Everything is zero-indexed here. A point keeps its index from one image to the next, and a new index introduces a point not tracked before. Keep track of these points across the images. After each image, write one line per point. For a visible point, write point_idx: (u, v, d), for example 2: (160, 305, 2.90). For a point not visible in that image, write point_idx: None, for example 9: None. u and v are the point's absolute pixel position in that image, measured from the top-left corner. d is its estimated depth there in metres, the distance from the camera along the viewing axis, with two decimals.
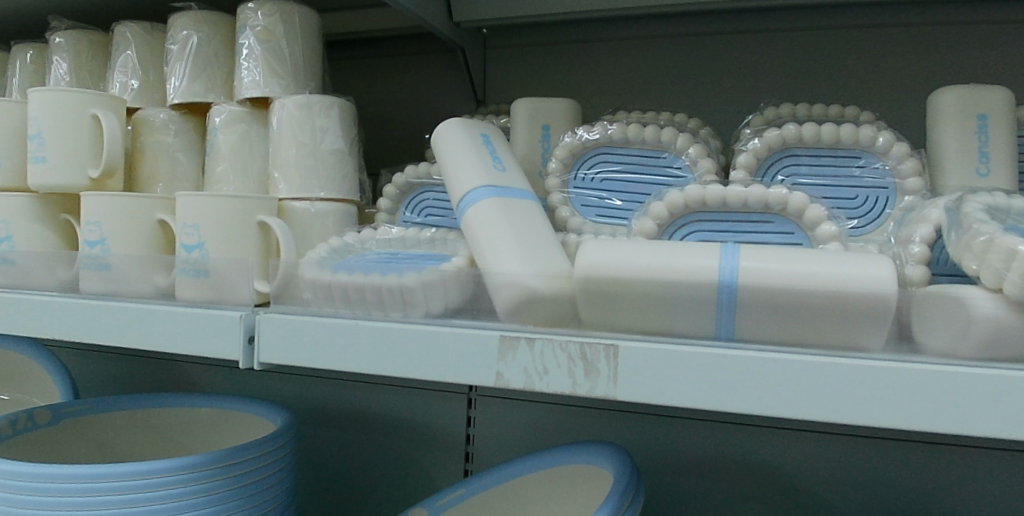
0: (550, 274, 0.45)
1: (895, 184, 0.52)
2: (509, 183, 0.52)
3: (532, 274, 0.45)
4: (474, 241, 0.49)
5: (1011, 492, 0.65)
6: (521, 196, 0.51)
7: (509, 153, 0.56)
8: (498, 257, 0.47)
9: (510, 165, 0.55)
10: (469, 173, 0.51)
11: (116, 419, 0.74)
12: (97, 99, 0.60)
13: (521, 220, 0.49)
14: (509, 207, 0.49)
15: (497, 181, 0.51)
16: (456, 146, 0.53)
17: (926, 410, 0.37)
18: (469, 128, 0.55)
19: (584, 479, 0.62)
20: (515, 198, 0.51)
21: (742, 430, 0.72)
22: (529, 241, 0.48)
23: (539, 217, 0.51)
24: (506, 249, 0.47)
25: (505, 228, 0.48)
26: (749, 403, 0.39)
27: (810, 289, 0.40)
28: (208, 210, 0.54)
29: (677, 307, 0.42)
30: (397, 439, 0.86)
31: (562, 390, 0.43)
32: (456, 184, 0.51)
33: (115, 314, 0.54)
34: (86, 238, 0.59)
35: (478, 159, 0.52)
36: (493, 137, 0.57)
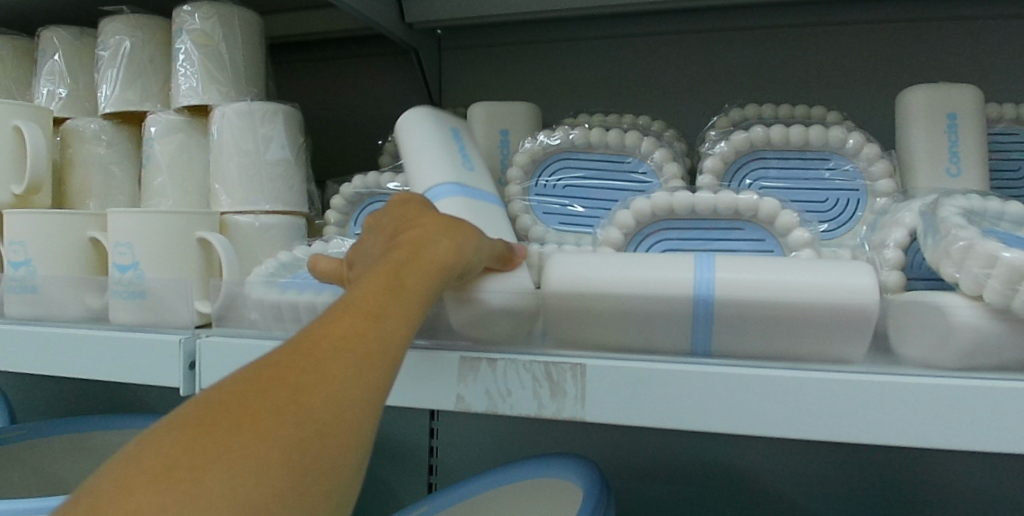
0: (511, 290, 0.42)
1: (866, 186, 0.51)
2: (477, 186, 0.48)
3: (493, 291, 0.42)
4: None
5: (977, 488, 0.65)
6: (485, 197, 0.48)
7: (473, 150, 0.52)
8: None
9: (475, 162, 0.50)
10: (434, 167, 0.47)
11: (53, 446, 0.69)
12: (19, 109, 0.54)
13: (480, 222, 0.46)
14: (468, 208, 0.46)
15: (466, 182, 0.47)
16: (423, 135, 0.49)
17: (913, 425, 0.35)
18: (435, 119, 0.51)
19: (555, 493, 0.59)
20: (479, 199, 0.47)
21: (708, 436, 0.69)
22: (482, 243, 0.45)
23: (502, 222, 0.48)
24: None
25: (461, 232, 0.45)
26: (725, 422, 0.37)
27: (788, 303, 0.38)
28: (142, 228, 0.49)
29: (651, 323, 0.40)
30: None
31: (528, 412, 0.40)
32: (417, 178, 0.48)
33: (46, 343, 0.49)
34: (10, 259, 0.53)
35: (443, 154, 0.48)
36: (461, 130, 0.52)
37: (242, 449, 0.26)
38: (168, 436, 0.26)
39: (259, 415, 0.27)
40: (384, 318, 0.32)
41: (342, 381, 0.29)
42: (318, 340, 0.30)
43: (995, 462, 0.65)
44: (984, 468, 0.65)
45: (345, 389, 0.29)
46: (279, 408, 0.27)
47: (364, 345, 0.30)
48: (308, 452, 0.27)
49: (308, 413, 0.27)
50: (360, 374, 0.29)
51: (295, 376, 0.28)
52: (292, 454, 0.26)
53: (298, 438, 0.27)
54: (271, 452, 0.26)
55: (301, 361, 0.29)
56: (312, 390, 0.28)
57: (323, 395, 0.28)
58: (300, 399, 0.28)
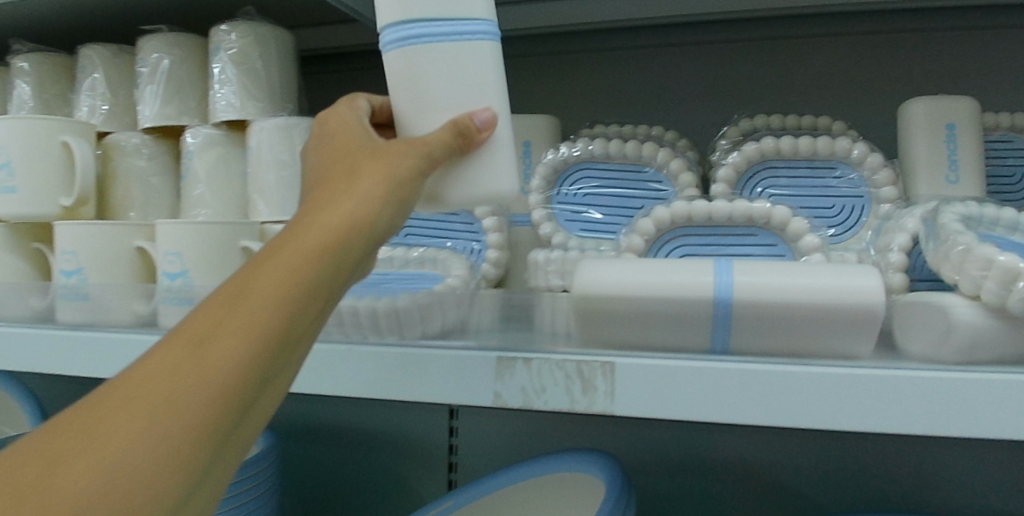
0: (476, 185, 0.40)
1: (870, 193, 0.54)
2: (453, 6, 0.37)
3: (460, 187, 0.40)
4: (396, 88, 0.39)
5: (984, 484, 0.68)
6: (467, 22, 0.37)
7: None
8: (426, 119, 0.39)
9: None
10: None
11: None
12: (67, 126, 0.57)
13: (457, 77, 0.38)
14: (440, 59, 0.38)
15: (435, 11, 0.37)
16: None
17: (919, 417, 0.38)
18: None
19: (580, 488, 0.62)
20: (453, 33, 0.37)
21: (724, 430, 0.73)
22: (457, 109, 0.38)
23: (483, 66, 0.38)
24: (429, 110, 0.39)
25: (437, 93, 0.38)
26: (744, 416, 0.41)
27: (801, 304, 0.41)
28: (191, 237, 0.52)
29: (674, 324, 0.43)
30: (382, 455, 0.86)
31: (560, 408, 0.43)
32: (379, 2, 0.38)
33: (101, 348, 0.52)
34: (62, 268, 0.56)
35: None
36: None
37: (44, 484, 0.25)
38: (55, 425, 0.27)
39: (67, 446, 0.26)
40: (226, 325, 0.29)
41: (162, 402, 0.27)
42: (154, 357, 0.28)
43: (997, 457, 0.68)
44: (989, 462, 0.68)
45: (165, 411, 0.27)
46: (90, 436, 0.26)
47: (194, 359, 0.28)
48: (113, 481, 0.26)
49: (115, 441, 0.26)
50: (179, 394, 0.28)
51: (116, 401, 0.27)
52: (92, 486, 0.25)
53: (100, 469, 0.26)
54: (74, 481, 0.25)
55: (128, 385, 0.28)
56: (127, 418, 0.27)
57: (138, 421, 0.27)
58: (112, 427, 0.27)
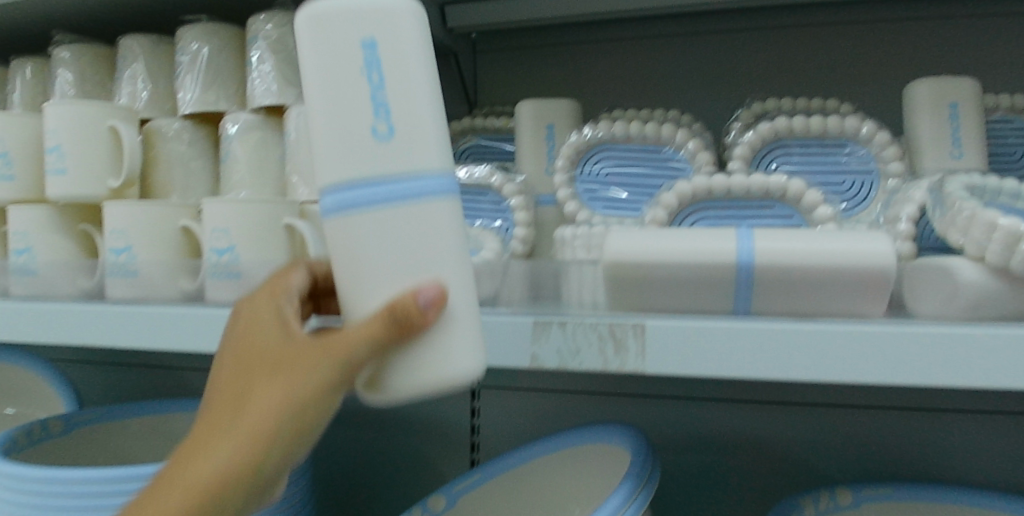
0: (425, 370, 0.36)
1: (878, 169, 0.57)
2: (408, 160, 0.35)
3: (410, 372, 0.36)
4: (338, 261, 0.37)
5: (981, 453, 0.73)
6: (421, 178, 0.35)
7: (422, 58, 0.36)
8: (373, 290, 0.36)
9: (408, 101, 0.35)
10: (333, 164, 0.35)
11: (130, 426, 0.81)
12: (114, 111, 0.60)
13: (409, 244, 0.35)
14: (390, 225, 0.35)
15: (390, 170, 0.35)
16: (327, 89, 0.35)
17: (932, 368, 0.42)
18: (343, 46, 0.35)
19: (601, 456, 0.66)
20: (396, 196, 0.35)
21: (745, 406, 0.78)
22: (407, 280, 0.36)
23: (435, 230, 0.36)
24: (372, 287, 0.36)
25: (384, 262, 0.35)
26: (768, 371, 0.44)
27: (820, 267, 0.45)
28: (238, 215, 0.55)
29: (700, 288, 0.47)
30: (407, 435, 0.89)
31: (594, 368, 0.46)
32: (324, 160, 0.36)
33: (154, 320, 0.55)
34: (111, 245, 0.58)
35: (343, 122, 0.35)
36: (398, 26, 0.35)
37: None
38: None
39: None
40: (182, 489, 0.38)
41: None
42: (150, 497, 0.39)
43: (998, 429, 0.73)
44: (990, 434, 0.73)
45: None
46: None
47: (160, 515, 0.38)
48: None
49: None
50: None
51: None
52: None
53: None
54: None
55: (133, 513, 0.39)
56: None
57: None
58: None
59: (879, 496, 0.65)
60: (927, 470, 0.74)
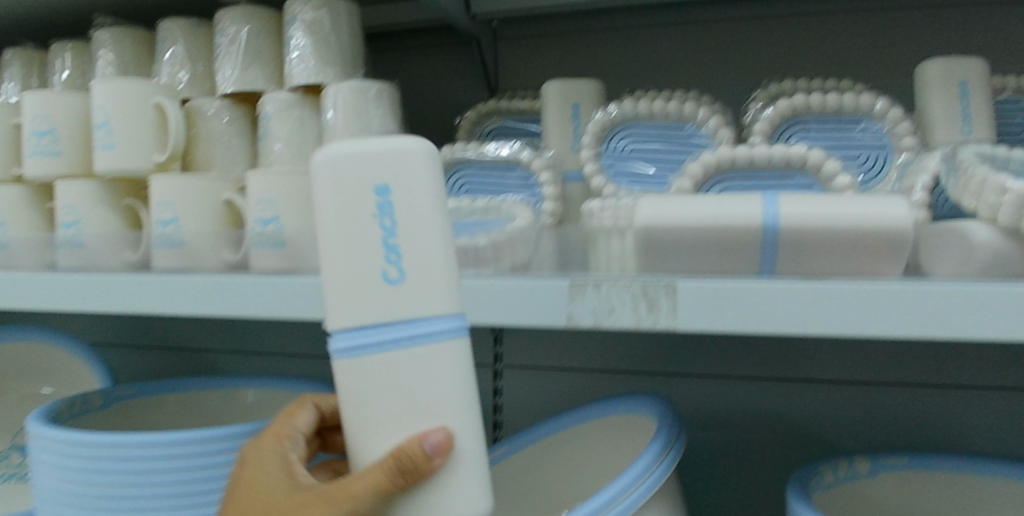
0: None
1: (892, 144, 0.60)
2: (417, 304, 0.36)
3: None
4: (345, 404, 0.37)
5: (991, 428, 0.76)
6: (430, 323, 0.36)
7: (433, 194, 0.37)
8: (382, 439, 0.37)
9: (420, 241, 0.36)
10: (344, 306, 0.36)
11: (164, 403, 0.84)
12: (157, 89, 0.63)
13: (417, 389, 0.36)
14: (397, 369, 0.35)
15: (400, 316, 0.35)
16: (340, 231, 0.35)
17: (954, 321, 0.44)
18: (356, 188, 0.35)
19: (626, 427, 0.68)
20: (410, 339, 0.35)
21: (767, 388, 0.81)
22: (415, 426, 0.36)
23: (447, 371, 0.36)
24: (383, 433, 0.36)
25: (392, 409, 0.36)
26: (796, 327, 0.46)
27: (841, 229, 0.47)
28: (284, 187, 0.58)
29: (728, 250, 0.49)
30: None
31: (628, 326, 0.48)
32: (335, 305, 0.36)
33: (198, 287, 0.57)
34: (159, 217, 0.61)
35: (357, 263, 0.35)
36: (410, 166, 0.36)
37: None
38: None
39: None
40: None
41: None
42: None
43: (1008, 406, 0.76)
44: (999, 410, 0.76)
45: None
46: None
47: None
48: None
49: None
50: None
51: None
52: None
53: None
54: None
55: None
56: None
57: None
58: None
59: (897, 465, 0.67)
60: (938, 442, 0.77)
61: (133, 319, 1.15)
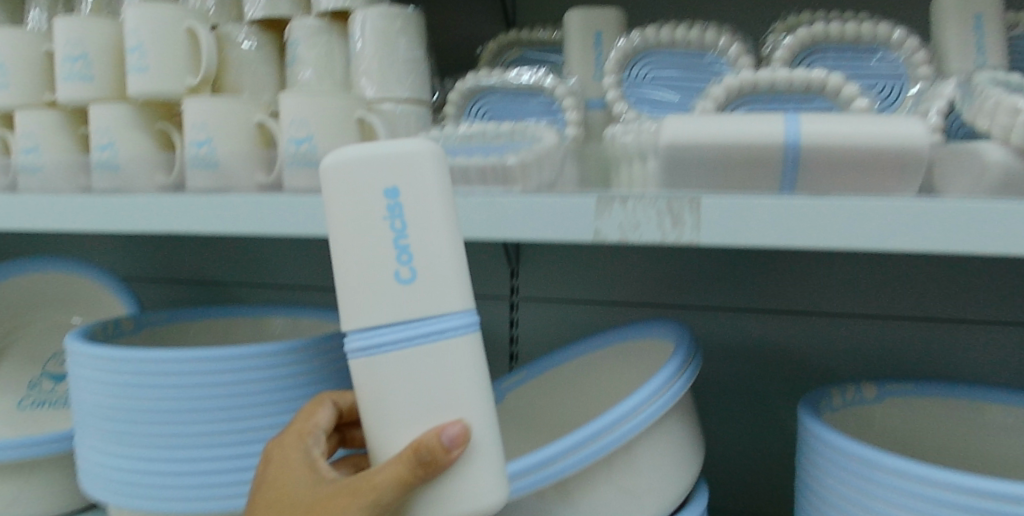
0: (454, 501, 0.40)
1: (907, 74, 0.61)
2: (429, 303, 0.39)
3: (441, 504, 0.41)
4: (366, 403, 0.41)
5: (992, 359, 0.79)
6: (443, 321, 0.39)
7: (440, 198, 0.39)
8: (402, 431, 0.40)
9: (428, 240, 0.39)
10: (361, 305, 0.39)
11: (191, 329, 0.87)
12: (188, 14, 0.64)
13: (434, 383, 0.39)
14: (414, 364, 0.39)
15: (416, 313, 0.39)
16: (353, 233, 0.39)
17: (971, 235, 0.45)
18: (368, 194, 0.38)
19: (641, 350, 0.71)
20: (425, 337, 0.39)
21: (771, 319, 0.85)
22: (433, 420, 0.40)
23: (460, 367, 0.40)
24: (404, 426, 0.40)
25: (412, 405, 0.40)
26: (814, 240, 0.48)
27: (860, 146, 0.49)
28: (315, 107, 0.59)
29: (751, 167, 0.51)
30: None
31: (653, 240, 0.50)
32: (352, 303, 0.39)
33: (233, 206, 0.59)
34: (192, 139, 0.62)
35: (369, 264, 0.39)
36: (417, 172, 0.39)
37: None
38: None
39: None
40: None
41: None
42: None
43: (1009, 337, 0.78)
44: (1000, 342, 0.78)
45: None
46: None
47: None
48: None
49: None
50: None
51: None
52: None
53: None
54: None
55: None
56: None
57: None
58: None
59: (902, 391, 0.70)
60: (939, 370, 0.80)
61: (155, 253, 1.19)
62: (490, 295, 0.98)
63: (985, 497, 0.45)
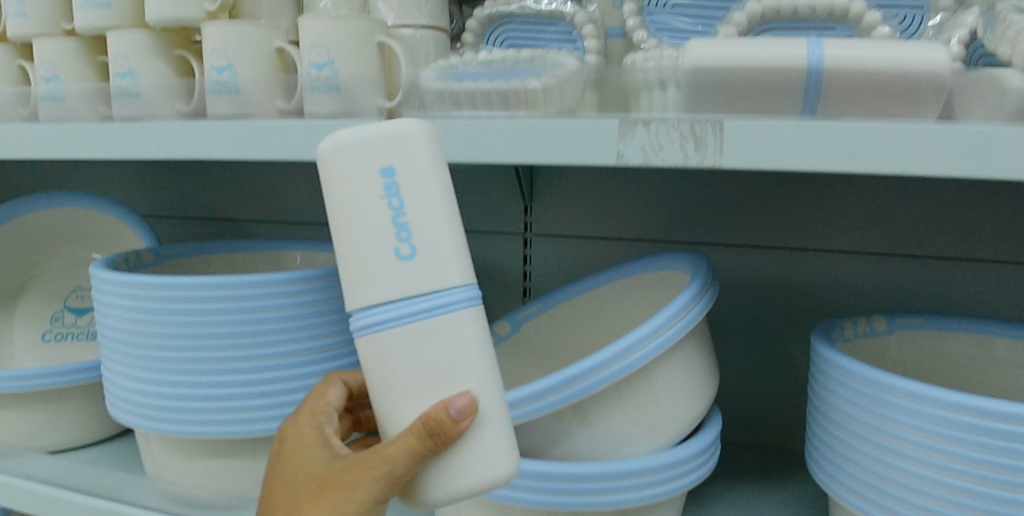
0: (468, 475, 0.41)
1: (931, 4, 0.63)
2: (430, 279, 0.40)
3: (455, 478, 0.41)
4: (375, 378, 0.41)
5: (1000, 298, 0.79)
6: (444, 295, 0.40)
7: (437, 177, 0.41)
8: (409, 405, 0.41)
9: (426, 219, 0.40)
10: (364, 285, 0.40)
11: (212, 262, 0.88)
12: None
13: (440, 356, 0.40)
14: (420, 339, 0.40)
15: (419, 288, 0.40)
16: (354, 215, 0.40)
17: (998, 158, 0.45)
18: (366, 175, 0.40)
19: (655, 281, 0.72)
20: (427, 312, 0.40)
21: (782, 255, 0.86)
22: (442, 393, 0.41)
23: (463, 342, 0.40)
24: (412, 400, 0.41)
25: (419, 379, 0.40)
26: (841, 162, 0.47)
27: (883, 69, 0.49)
28: (336, 31, 0.59)
29: (774, 93, 0.51)
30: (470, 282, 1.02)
31: (675, 163, 0.51)
32: (355, 285, 0.40)
33: (254, 131, 0.60)
34: (212, 64, 0.63)
35: (370, 245, 0.40)
36: (412, 150, 0.40)
37: None
38: None
39: None
40: None
41: None
42: None
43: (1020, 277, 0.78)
44: (1011, 282, 0.79)
45: None
46: None
47: None
48: None
49: None
50: None
51: None
52: None
53: None
54: None
55: None
56: None
57: None
58: None
59: (912, 324, 0.71)
60: (947, 306, 0.82)
61: (169, 191, 1.21)
62: (503, 232, 0.99)
63: (986, 416, 0.47)
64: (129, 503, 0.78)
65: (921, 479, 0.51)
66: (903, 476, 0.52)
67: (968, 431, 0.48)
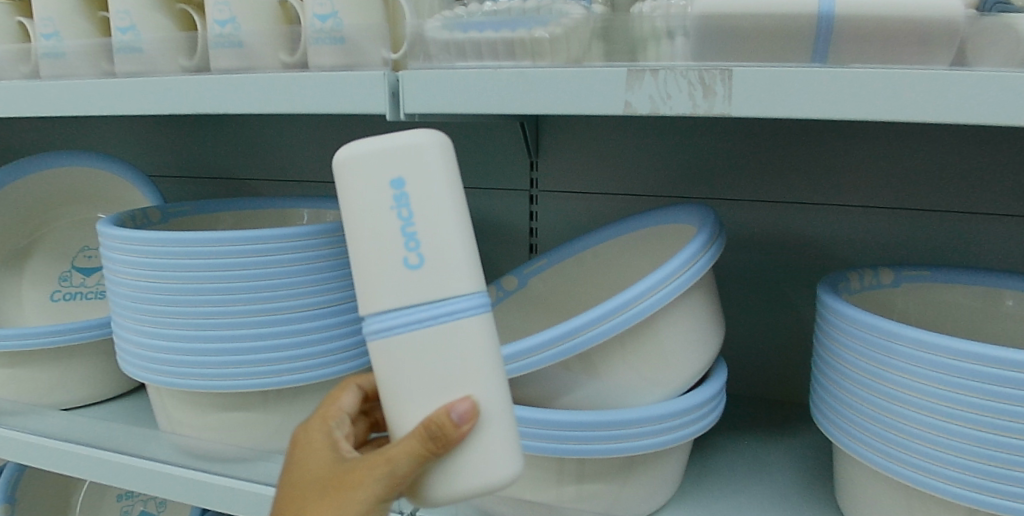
0: (474, 478, 0.41)
1: None
2: (439, 288, 0.40)
3: (461, 482, 0.41)
4: (383, 382, 0.42)
5: (1006, 251, 0.80)
6: (451, 303, 0.40)
7: (448, 186, 0.41)
8: (414, 409, 0.41)
9: (436, 230, 0.40)
10: (373, 293, 0.40)
11: (223, 218, 0.89)
12: None
13: (445, 359, 0.40)
14: (425, 345, 0.40)
15: (423, 296, 0.40)
16: (365, 225, 0.40)
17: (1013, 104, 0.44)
18: (376, 187, 0.40)
19: (664, 235, 0.72)
20: (433, 319, 0.40)
21: (789, 208, 0.86)
22: (444, 399, 0.41)
23: (468, 347, 0.41)
24: (416, 403, 0.41)
25: (422, 384, 0.41)
26: (854, 109, 0.47)
27: (896, 14, 0.48)
28: None
29: (785, 40, 0.50)
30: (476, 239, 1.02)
31: (683, 112, 0.51)
32: (367, 293, 0.41)
33: (259, 84, 0.60)
34: (215, 18, 0.63)
35: (381, 256, 0.40)
36: (423, 161, 0.40)
37: None
38: None
39: None
40: None
41: None
42: None
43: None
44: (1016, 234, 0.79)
45: None
46: None
47: None
48: None
49: None
50: None
51: None
52: None
53: None
54: None
55: None
56: None
57: None
58: None
59: (919, 277, 0.71)
60: (952, 259, 0.82)
61: (173, 149, 1.21)
62: (508, 189, 0.99)
63: (986, 365, 0.48)
64: (146, 457, 0.79)
65: (921, 427, 0.52)
66: (905, 429, 0.53)
67: (968, 378, 0.49)
